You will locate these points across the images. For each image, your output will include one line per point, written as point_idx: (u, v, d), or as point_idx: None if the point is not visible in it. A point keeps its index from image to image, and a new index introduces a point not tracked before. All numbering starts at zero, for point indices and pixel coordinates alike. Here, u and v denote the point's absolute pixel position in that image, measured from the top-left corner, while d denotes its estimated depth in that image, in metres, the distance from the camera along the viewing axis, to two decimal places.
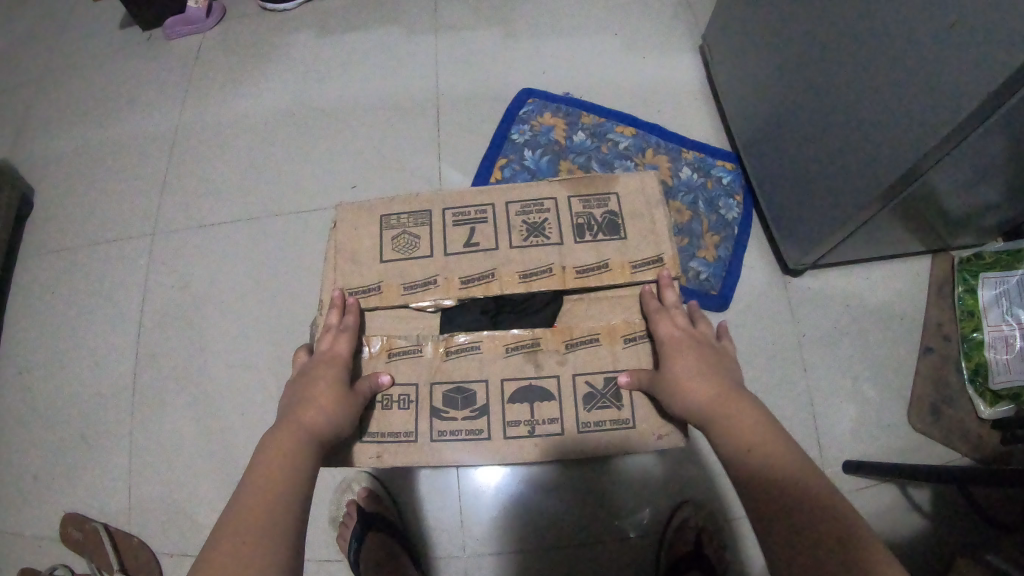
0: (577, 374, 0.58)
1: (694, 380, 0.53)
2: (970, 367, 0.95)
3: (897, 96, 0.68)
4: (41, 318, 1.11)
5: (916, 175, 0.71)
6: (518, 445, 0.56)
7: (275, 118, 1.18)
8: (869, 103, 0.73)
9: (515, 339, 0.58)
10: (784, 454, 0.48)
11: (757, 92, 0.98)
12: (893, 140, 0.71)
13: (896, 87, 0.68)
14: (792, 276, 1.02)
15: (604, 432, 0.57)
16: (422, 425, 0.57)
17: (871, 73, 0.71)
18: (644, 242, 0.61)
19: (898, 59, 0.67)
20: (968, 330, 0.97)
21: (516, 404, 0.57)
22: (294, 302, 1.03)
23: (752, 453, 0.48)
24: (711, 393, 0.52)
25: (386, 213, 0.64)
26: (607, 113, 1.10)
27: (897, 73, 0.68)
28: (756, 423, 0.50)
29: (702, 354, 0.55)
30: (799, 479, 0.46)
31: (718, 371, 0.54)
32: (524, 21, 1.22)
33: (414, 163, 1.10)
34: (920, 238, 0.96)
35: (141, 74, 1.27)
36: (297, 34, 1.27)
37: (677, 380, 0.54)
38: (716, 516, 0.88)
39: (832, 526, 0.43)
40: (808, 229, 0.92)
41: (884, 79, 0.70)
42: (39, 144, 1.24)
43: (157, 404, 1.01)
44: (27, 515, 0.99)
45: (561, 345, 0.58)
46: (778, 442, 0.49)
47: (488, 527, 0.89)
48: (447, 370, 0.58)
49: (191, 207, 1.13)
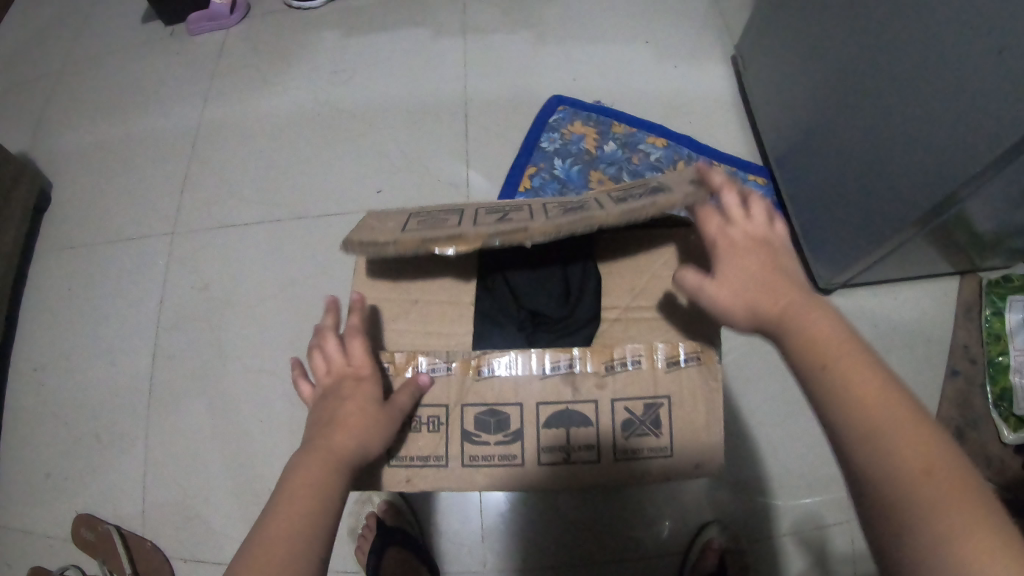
0: (617, 399, 0.55)
1: (757, 285, 0.47)
2: (995, 391, 0.93)
3: (938, 120, 0.66)
4: (59, 313, 1.10)
5: (953, 201, 0.69)
6: (553, 472, 0.55)
7: (298, 117, 1.17)
8: (908, 126, 0.71)
9: (553, 358, 0.55)
10: (870, 372, 0.40)
11: (789, 106, 0.96)
12: (931, 165, 0.69)
13: (937, 111, 0.66)
14: (822, 293, 1.01)
15: (641, 460, 0.55)
16: (453, 449, 0.55)
17: (913, 93, 0.69)
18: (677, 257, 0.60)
19: (941, 82, 0.65)
20: (993, 353, 0.95)
21: (551, 430, 0.55)
22: (313, 305, 1.02)
23: (828, 373, 0.41)
24: (780, 299, 0.46)
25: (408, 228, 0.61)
26: (639, 124, 1.08)
27: (939, 96, 0.65)
28: (835, 331, 0.43)
29: (765, 254, 0.49)
30: (887, 404, 0.38)
31: (781, 272, 0.48)
32: (554, 25, 1.20)
33: (439, 166, 1.08)
34: (951, 259, 0.94)
35: (165, 68, 1.26)
36: (323, 33, 1.25)
37: (735, 284, 0.48)
38: (739, 537, 0.86)
39: (922, 469, 0.36)
40: (842, 249, 0.90)
41: (925, 101, 0.67)
42: (60, 136, 1.23)
43: (173, 404, 0.99)
44: (40, 512, 0.98)
45: (601, 366, 0.55)
46: (856, 355, 0.41)
47: (508, 541, 0.87)
48: (478, 391, 0.56)
49: (212, 205, 1.12)
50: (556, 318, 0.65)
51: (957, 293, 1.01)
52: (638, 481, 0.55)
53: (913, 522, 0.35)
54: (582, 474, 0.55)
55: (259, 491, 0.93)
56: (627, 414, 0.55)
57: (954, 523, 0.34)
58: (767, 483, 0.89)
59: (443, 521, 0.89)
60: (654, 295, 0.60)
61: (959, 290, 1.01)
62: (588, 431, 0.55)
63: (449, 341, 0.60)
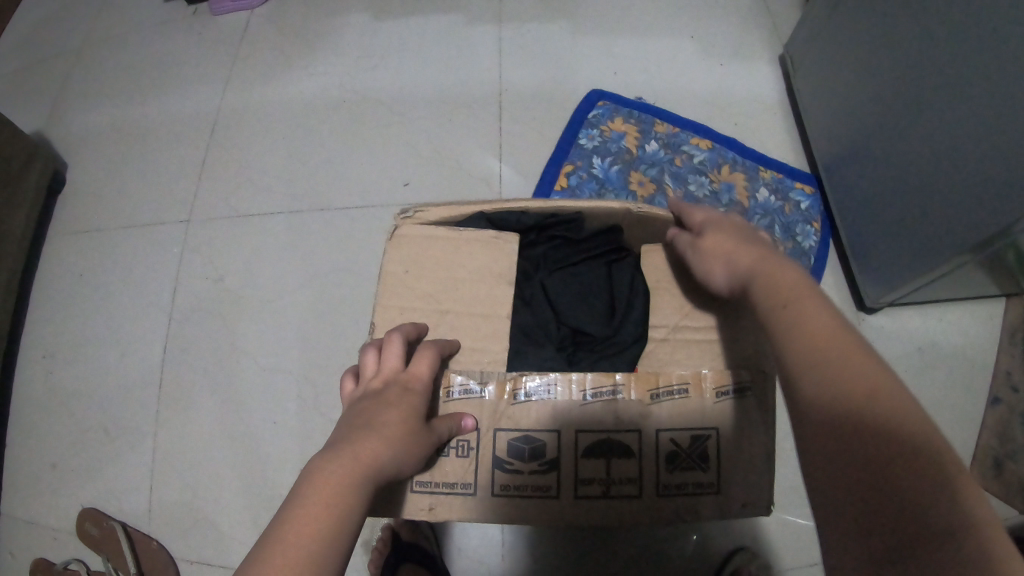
0: (661, 430, 0.51)
1: (731, 241, 0.49)
2: None
3: (1005, 139, 0.61)
4: (70, 298, 1.06)
5: (1011, 233, 0.64)
6: (588, 507, 0.50)
7: (323, 104, 1.12)
8: (970, 141, 0.65)
9: (594, 383, 0.51)
10: (822, 309, 0.40)
11: (840, 112, 0.90)
12: (993, 189, 0.63)
13: (1005, 128, 0.60)
14: (866, 312, 0.95)
15: (686, 497, 0.50)
16: (482, 477, 0.51)
17: (979, 106, 0.63)
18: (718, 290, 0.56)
19: (1013, 95, 0.59)
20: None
21: (590, 461, 0.51)
22: (332, 302, 0.98)
23: (788, 307, 0.41)
24: (753, 250, 0.47)
25: (452, 238, 0.59)
26: (682, 123, 1.02)
27: (1009, 110, 0.60)
28: (797, 280, 0.43)
29: (741, 226, 0.51)
30: (838, 332, 0.38)
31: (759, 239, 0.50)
32: (593, 16, 1.15)
33: (468, 161, 1.04)
34: (1003, 283, 0.88)
35: (188, 48, 1.22)
36: (352, 16, 1.20)
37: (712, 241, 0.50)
38: (770, 565, 0.81)
39: (873, 387, 0.35)
40: (892, 267, 0.84)
41: (992, 115, 0.62)
42: (77, 115, 1.20)
43: (184, 398, 0.96)
44: (45, 504, 0.95)
45: (646, 394, 0.51)
46: (814, 298, 0.41)
47: (527, 559, 0.83)
48: (514, 415, 0.52)
49: (231, 192, 1.08)
50: (597, 336, 0.61)
51: (1002, 316, 0.95)
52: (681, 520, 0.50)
53: (865, 438, 0.33)
54: (622, 509, 0.50)
55: (267, 493, 0.89)
56: (671, 445, 0.51)
57: (916, 444, 0.32)
58: (800, 510, 0.84)
59: (460, 535, 0.85)
60: (704, 318, 0.55)
61: (1004, 314, 0.95)
62: (628, 464, 0.50)
63: (482, 359, 0.55)
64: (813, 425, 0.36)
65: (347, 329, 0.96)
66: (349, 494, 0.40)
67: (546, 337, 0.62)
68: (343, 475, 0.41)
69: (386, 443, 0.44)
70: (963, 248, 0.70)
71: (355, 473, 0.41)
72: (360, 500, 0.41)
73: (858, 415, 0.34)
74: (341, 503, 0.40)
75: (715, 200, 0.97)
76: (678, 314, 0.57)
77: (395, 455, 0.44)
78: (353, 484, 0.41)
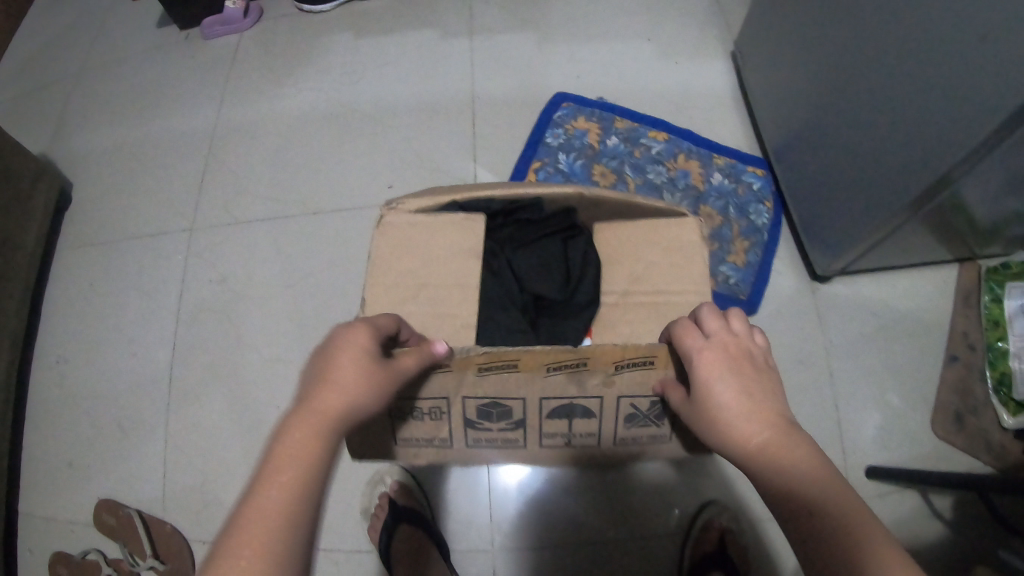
0: (622, 396, 0.58)
1: (732, 423, 0.45)
2: (995, 377, 0.95)
3: (927, 103, 0.69)
4: (80, 308, 1.13)
5: (949, 180, 0.71)
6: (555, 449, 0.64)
7: (311, 118, 1.21)
8: (902, 111, 0.73)
9: (561, 360, 0.52)
10: (835, 513, 0.37)
11: (786, 98, 0.99)
12: (924, 147, 0.71)
13: (929, 95, 0.68)
14: (820, 281, 1.03)
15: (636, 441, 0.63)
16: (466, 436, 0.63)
17: (905, 80, 0.71)
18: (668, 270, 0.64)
19: (933, 66, 0.67)
20: (993, 338, 0.97)
21: (552, 421, 0.61)
22: (327, 297, 1.05)
23: (810, 516, 0.38)
24: (757, 438, 0.43)
25: (431, 226, 0.66)
26: (640, 118, 1.11)
27: (931, 80, 0.68)
28: (805, 475, 0.40)
29: (735, 386, 0.46)
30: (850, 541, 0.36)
31: (756, 406, 0.45)
32: (559, 25, 1.24)
33: (448, 163, 1.12)
34: (950, 247, 0.96)
35: (180, 72, 1.30)
36: (335, 35, 1.29)
37: (714, 345, 0.48)
38: (740, 518, 0.88)
39: None
40: (841, 236, 0.92)
41: (917, 87, 0.70)
42: (79, 139, 1.27)
43: (192, 394, 1.03)
44: (64, 500, 1.02)
45: (611, 366, 0.53)
46: (828, 499, 0.38)
47: (517, 524, 0.90)
48: (484, 388, 0.56)
49: (227, 202, 1.15)
50: (557, 301, 0.68)
51: (955, 281, 1.03)
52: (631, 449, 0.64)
53: None
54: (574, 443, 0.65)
55: None
56: (632, 408, 0.59)
57: None
58: None
59: (453, 503, 0.92)
60: (652, 284, 0.64)
61: (956, 279, 1.03)
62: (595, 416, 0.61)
63: (456, 322, 0.63)
64: None
65: (344, 322, 1.03)
66: (319, 436, 0.41)
67: (511, 303, 0.68)
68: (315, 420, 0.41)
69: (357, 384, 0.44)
70: (906, 208, 0.78)
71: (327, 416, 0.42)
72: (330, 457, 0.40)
73: None
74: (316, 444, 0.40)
75: (673, 185, 1.06)
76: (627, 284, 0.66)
77: (361, 395, 0.44)
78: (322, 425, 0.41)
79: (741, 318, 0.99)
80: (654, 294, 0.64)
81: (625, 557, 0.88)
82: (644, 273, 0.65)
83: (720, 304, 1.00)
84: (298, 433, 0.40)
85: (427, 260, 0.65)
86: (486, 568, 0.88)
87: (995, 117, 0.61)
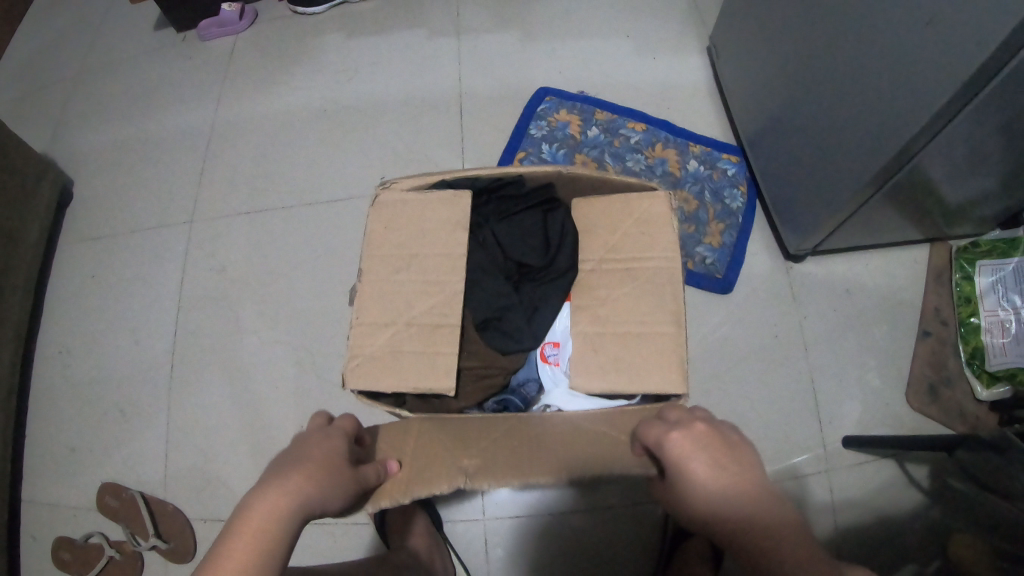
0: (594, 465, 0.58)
1: (712, 502, 0.45)
2: (968, 351, 1.00)
3: (883, 86, 0.74)
4: (82, 300, 1.17)
5: (906, 158, 0.76)
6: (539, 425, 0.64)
7: (306, 114, 1.25)
8: (860, 94, 0.78)
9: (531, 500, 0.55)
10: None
11: (757, 88, 1.04)
12: (881, 128, 0.77)
13: (883, 78, 0.74)
14: (792, 261, 1.08)
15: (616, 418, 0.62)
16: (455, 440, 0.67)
17: (862, 66, 0.77)
18: (645, 243, 0.69)
19: (886, 50, 0.72)
20: (965, 314, 1.01)
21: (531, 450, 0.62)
22: (324, 283, 1.09)
23: None
24: (736, 518, 0.44)
25: (422, 200, 0.71)
26: (619, 110, 1.17)
27: (885, 63, 0.73)
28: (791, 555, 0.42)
29: (708, 459, 0.47)
30: None
31: (733, 483, 0.46)
32: (544, 24, 1.29)
33: (439, 156, 1.17)
34: (920, 227, 1.01)
35: (177, 73, 1.34)
36: (327, 36, 1.34)
37: (682, 431, 0.49)
38: None
39: None
40: (810, 218, 0.97)
41: (872, 71, 0.75)
42: (79, 139, 1.31)
43: (193, 379, 1.07)
44: (67, 484, 1.05)
45: None
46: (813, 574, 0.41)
47: (507, 493, 0.94)
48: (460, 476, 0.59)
49: (226, 196, 1.20)
50: (538, 266, 0.73)
51: (927, 260, 1.08)
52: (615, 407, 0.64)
53: None
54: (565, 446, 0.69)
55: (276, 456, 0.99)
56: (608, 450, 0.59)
57: None
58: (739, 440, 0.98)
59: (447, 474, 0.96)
60: (624, 252, 0.71)
61: (928, 258, 1.08)
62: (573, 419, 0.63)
63: (445, 288, 0.67)
64: None
65: (340, 307, 1.07)
66: (280, 520, 0.45)
67: (495, 269, 0.73)
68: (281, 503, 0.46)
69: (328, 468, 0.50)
70: (867, 186, 0.83)
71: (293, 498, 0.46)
72: (282, 538, 0.45)
73: None
74: (276, 527, 0.45)
75: (651, 172, 1.12)
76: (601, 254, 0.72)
77: (325, 486, 0.49)
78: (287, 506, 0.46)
79: (718, 296, 1.05)
80: (626, 261, 0.70)
81: (609, 527, 0.91)
82: (617, 243, 0.72)
83: (697, 284, 1.06)
84: (257, 519, 0.44)
85: (418, 231, 0.70)
86: (477, 534, 0.93)
87: (942, 94, 0.66)
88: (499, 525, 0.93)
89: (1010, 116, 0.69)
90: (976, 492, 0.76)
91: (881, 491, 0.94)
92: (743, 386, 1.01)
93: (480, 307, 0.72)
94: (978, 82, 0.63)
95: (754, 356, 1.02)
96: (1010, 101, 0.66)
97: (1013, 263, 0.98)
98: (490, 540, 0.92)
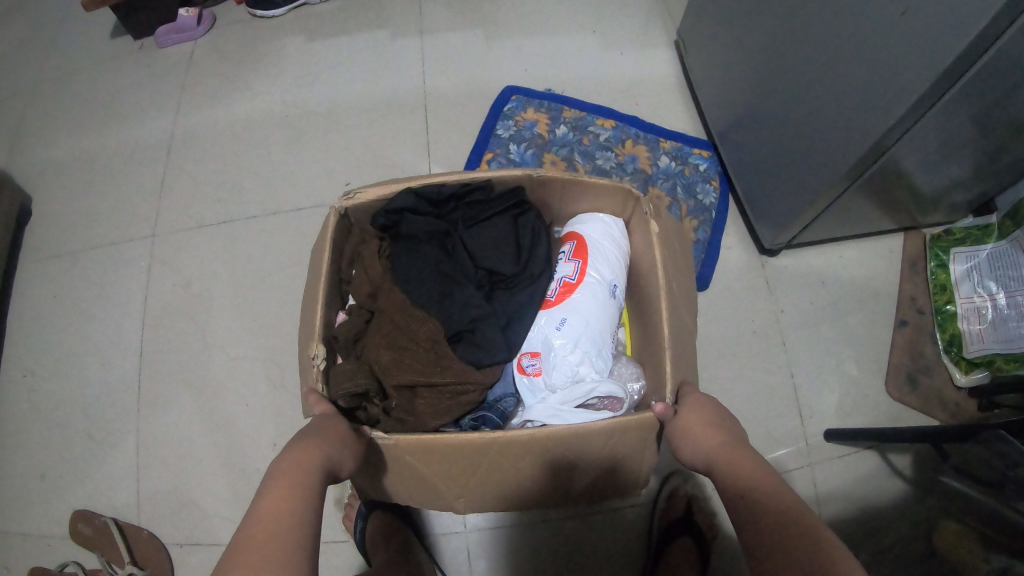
0: (588, 459, 0.65)
1: (706, 415, 0.59)
2: (946, 338, 0.99)
3: (853, 77, 0.73)
4: (46, 320, 1.13)
5: (882, 150, 0.75)
6: (521, 445, 0.61)
7: (269, 121, 1.22)
8: (832, 88, 0.77)
9: (547, 489, 0.69)
10: (773, 483, 0.49)
11: (727, 82, 1.03)
12: (855, 117, 0.75)
13: (856, 70, 0.72)
14: (768, 255, 1.08)
15: (598, 423, 0.60)
16: (435, 482, 0.65)
17: (833, 59, 0.75)
18: (675, 275, 0.72)
19: (857, 43, 0.71)
20: (942, 302, 1.01)
21: (520, 458, 0.63)
22: (294, 295, 1.08)
23: (736, 479, 0.51)
24: (713, 432, 0.56)
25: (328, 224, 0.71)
26: (587, 107, 1.16)
27: (856, 56, 0.71)
28: (766, 475, 0.50)
29: (716, 418, 0.58)
30: (780, 501, 0.47)
31: (726, 424, 0.58)
32: (508, 22, 1.27)
33: (407, 161, 1.15)
34: (894, 217, 1.01)
35: (136, 81, 1.31)
36: (287, 39, 1.30)
37: (597, 431, 0.60)
38: (704, 484, 0.91)
39: (811, 533, 0.44)
40: (783, 210, 0.96)
41: (844, 65, 0.74)
42: (38, 153, 1.27)
43: (164, 398, 1.03)
44: (34, 513, 1.00)
45: (587, 474, 0.68)
46: (772, 481, 0.49)
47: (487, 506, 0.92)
48: (469, 487, 0.66)
49: (190, 209, 1.17)
50: (510, 274, 0.74)
51: (901, 249, 1.08)
52: (599, 428, 0.60)
53: (773, 530, 0.45)
54: (549, 474, 0.67)
55: (252, 474, 0.97)
56: (599, 450, 0.64)
57: (806, 530, 0.44)
58: None
59: None
60: (676, 279, 0.72)
61: (902, 246, 1.08)
62: (547, 428, 0.60)
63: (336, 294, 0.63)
64: (746, 513, 0.48)
65: None
66: (307, 481, 0.48)
67: (466, 280, 0.73)
68: (302, 464, 0.49)
69: (331, 444, 0.54)
70: (844, 178, 0.82)
71: (317, 456, 0.51)
72: (313, 486, 0.48)
73: (773, 517, 0.46)
74: (304, 481, 0.48)
75: (621, 169, 1.11)
76: (685, 266, 0.75)
77: (332, 450, 0.53)
78: (309, 464, 0.50)
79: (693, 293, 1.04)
80: (680, 266, 0.75)
81: (593, 534, 0.89)
82: (677, 275, 0.72)
83: None
84: (284, 471, 0.48)
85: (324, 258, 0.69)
86: (460, 548, 0.89)
87: (917, 86, 0.65)
88: (480, 537, 0.90)
89: (987, 105, 0.67)
90: (991, 500, 0.68)
91: (867, 482, 0.92)
92: (724, 384, 0.99)
93: (453, 320, 0.71)
94: (953, 74, 0.62)
95: (733, 351, 1.01)
96: (985, 90, 0.64)
97: (988, 250, 0.98)
98: (472, 552, 0.89)
